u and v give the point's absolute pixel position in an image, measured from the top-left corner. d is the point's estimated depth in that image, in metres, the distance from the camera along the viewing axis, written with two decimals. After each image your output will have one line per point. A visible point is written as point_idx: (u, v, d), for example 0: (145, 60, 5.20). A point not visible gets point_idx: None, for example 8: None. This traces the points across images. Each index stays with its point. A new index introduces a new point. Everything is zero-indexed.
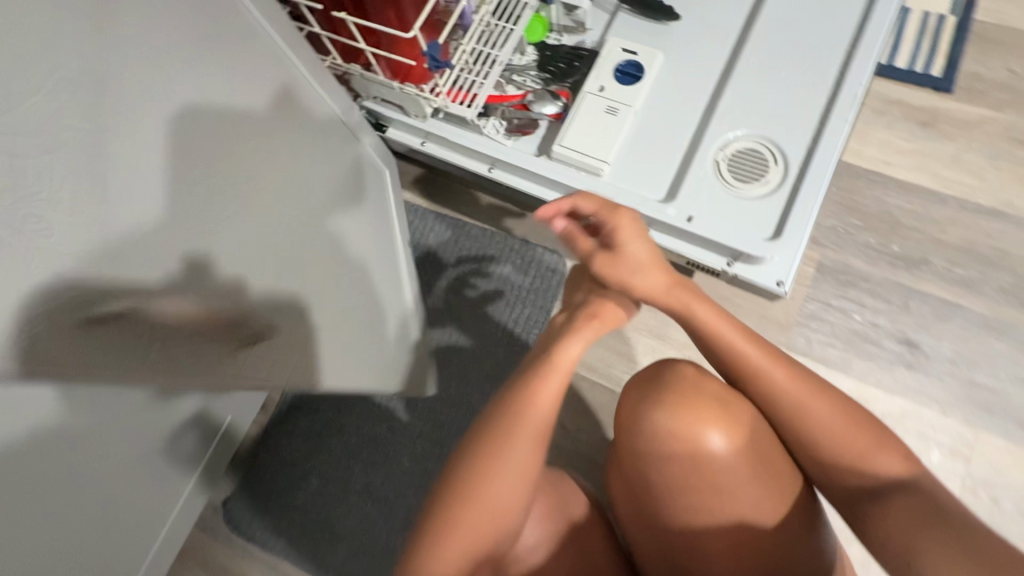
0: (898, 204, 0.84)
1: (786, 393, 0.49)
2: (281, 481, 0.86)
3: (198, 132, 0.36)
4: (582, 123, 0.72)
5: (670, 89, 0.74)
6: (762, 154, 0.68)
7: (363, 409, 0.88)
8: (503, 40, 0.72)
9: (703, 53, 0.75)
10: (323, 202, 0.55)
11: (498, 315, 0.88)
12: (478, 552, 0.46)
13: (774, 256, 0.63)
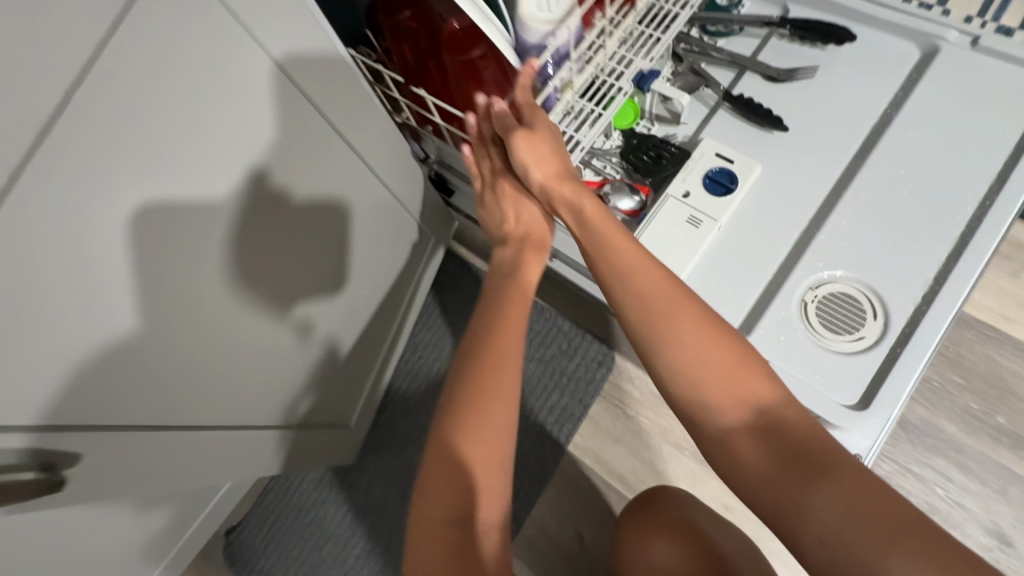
0: (1012, 368, 0.72)
1: (694, 342, 0.44)
2: (284, 525, 0.85)
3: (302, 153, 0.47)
4: (658, 230, 0.65)
5: (765, 206, 0.67)
6: (858, 305, 0.61)
7: (377, 470, 0.86)
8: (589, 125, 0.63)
9: (808, 173, 0.67)
10: (342, 252, 0.63)
11: (532, 400, 0.83)
12: (498, 448, 0.44)
13: (853, 429, 0.56)
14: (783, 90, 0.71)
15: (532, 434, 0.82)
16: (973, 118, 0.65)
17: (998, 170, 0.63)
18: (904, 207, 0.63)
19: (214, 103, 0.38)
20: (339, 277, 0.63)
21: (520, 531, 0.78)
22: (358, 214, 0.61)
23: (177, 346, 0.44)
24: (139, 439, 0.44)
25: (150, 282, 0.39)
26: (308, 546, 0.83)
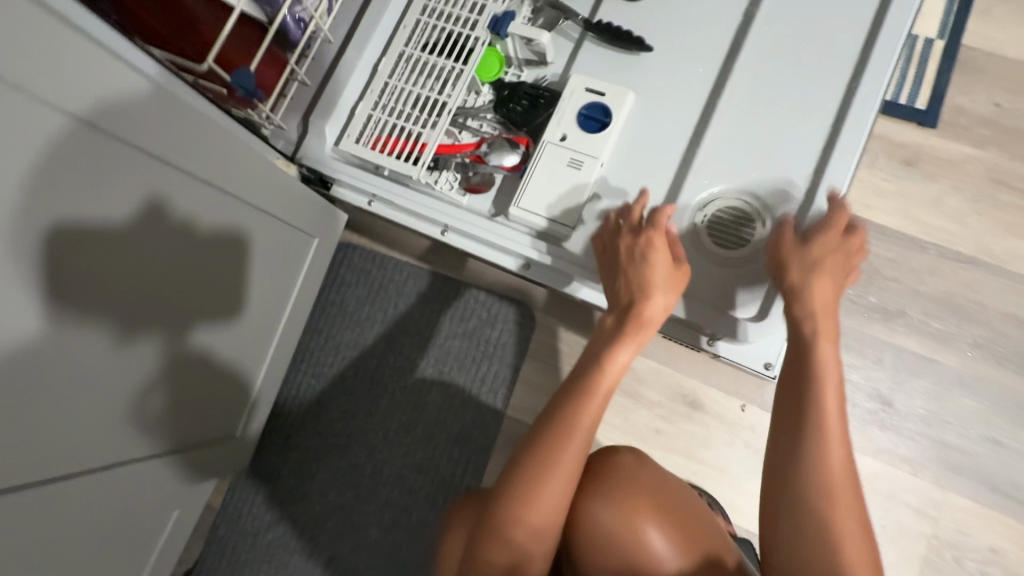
0: (876, 251, 0.80)
1: (827, 476, 0.42)
2: (242, 551, 0.83)
3: (117, 188, 0.45)
4: (544, 180, 0.65)
5: (644, 131, 0.66)
6: (746, 215, 0.62)
7: (326, 476, 0.85)
8: (453, 81, 0.67)
9: (678, 93, 0.67)
10: (218, 269, 0.60)
11: (462, 373, 0.85)
12: (549, 524, 0.47)
13: (758, 340, 0.61)
14: (645, 12, 0.70)
15: (468, 408, 0.84)
16: (825, 10, 0.65)
17: (856, 60, 0.64)
18: (773, 112, 0.64)
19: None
20: (217, 282, 0.61)
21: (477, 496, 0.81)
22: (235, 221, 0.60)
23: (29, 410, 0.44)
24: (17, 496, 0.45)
25: None
26: (271, 565, 0.82)
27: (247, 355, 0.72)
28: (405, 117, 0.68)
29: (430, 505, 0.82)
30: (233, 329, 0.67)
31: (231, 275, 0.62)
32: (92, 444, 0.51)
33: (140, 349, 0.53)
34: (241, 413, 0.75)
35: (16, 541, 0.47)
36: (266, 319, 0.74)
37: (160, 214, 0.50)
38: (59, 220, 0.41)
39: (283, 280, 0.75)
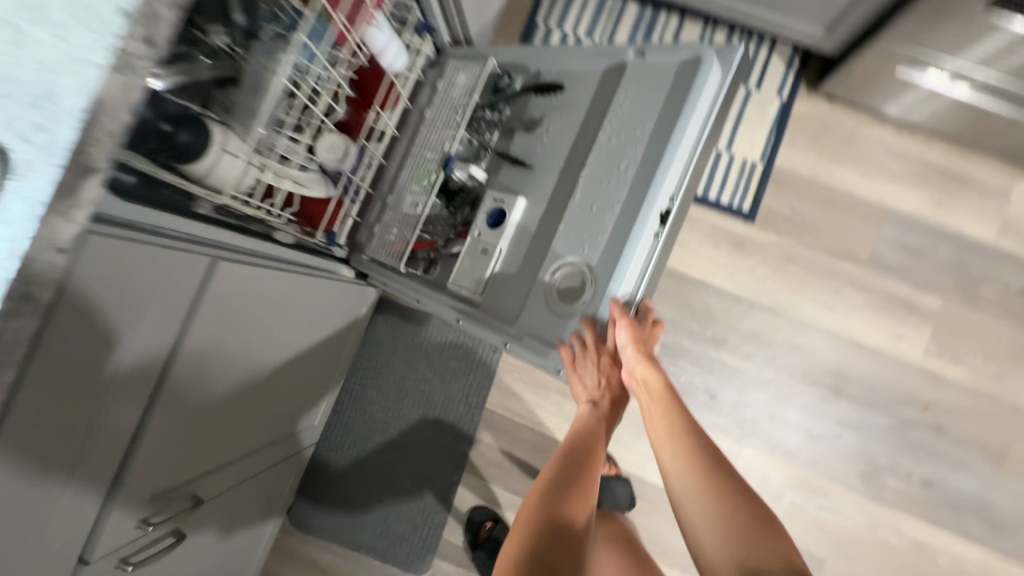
0: (713, 302, 1.28)
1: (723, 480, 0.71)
2: (320, 496, 1.31)
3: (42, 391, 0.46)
4: (465, 262, 0.93)
5: (528, 229, 0.91)
6: (575, 279, 0.81)
7: (370, 447, 1.32)
8: (421, 202, 1.00)
9: (545, 195, 0.91)
10: (150, 350, 0.57)
11: (458, 380, 1.32)
12: None
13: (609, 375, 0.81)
14: (540, 140, 0.96)
15: (462, 403, 1.31)
16: (643, 118, 0.82)
17: (669, 142, 0.77)
18: (596, 198, 0.83)
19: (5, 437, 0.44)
20: (156, 362, 0.58)
21: (467, 458, 1.30)
22: (144, 312, 0.54)
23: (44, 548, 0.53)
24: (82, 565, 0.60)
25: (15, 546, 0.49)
26: (338, 503, 1.30)
27: (213, 380, 0.71)
28: (393, 227, 1.03)
29: (439, 464, 1.30)
30: (192, 375, 0.66)
31: (162, 342, 0.59)
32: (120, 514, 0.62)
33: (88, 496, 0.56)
34: (274, 415, 0.96)
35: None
36: (222, 348, 0.70)
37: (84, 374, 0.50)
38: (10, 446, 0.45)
39: (238, 304, 0.70)
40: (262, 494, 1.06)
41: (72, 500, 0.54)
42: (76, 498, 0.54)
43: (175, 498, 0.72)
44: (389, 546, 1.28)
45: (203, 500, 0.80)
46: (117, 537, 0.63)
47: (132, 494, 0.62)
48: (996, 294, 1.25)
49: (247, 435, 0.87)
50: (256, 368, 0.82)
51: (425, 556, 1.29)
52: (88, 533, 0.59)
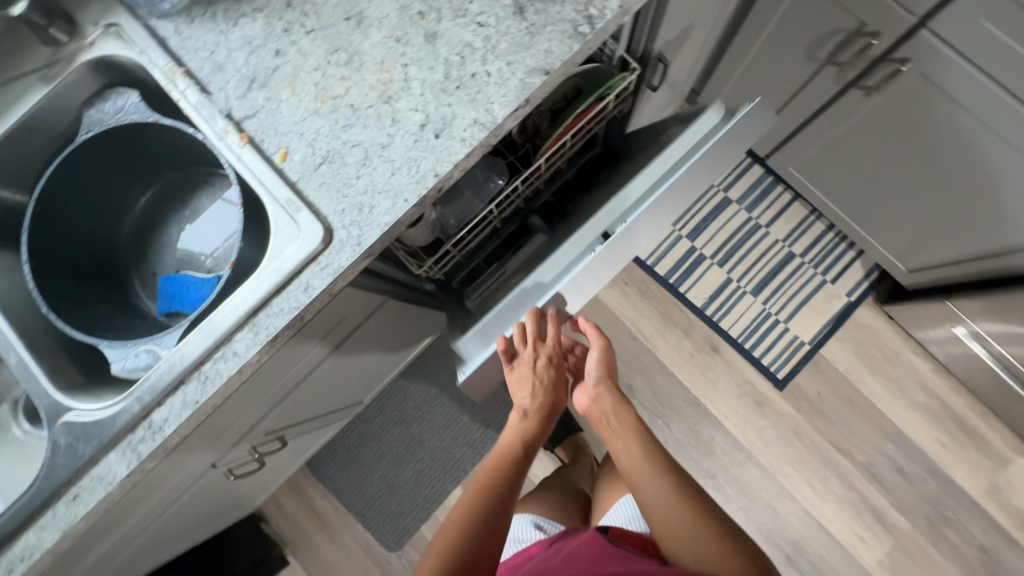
0: (718, 440, 1.45)
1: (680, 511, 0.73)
2: (339, 452, 1.52)
3: (269, 365, 0.70)
4: (482, 285, 1.00)
5: (532, 253, 0.97)
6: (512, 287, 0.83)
7: (393, 432, 1.52)
8: (495, 244, 1.04)
9: (555, 229, 0.96)
10: (323, 346, 0.81)
11: (487, 410, 1.51)
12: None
13: (475, 354, 0.78)
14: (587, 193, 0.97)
15: (480, 430, 1.51)
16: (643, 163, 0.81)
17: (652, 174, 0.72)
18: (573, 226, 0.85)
19: (238, 390, 0.68)
20: (323, 352, 0.83)
21: (464, 477, 1.49)
22: (335, 326, 0.79)
23: (207, 447, 0.77)
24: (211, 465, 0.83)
25: (198, 442, 0.73)
26: (351, 464, 1.52)
27: (338, 367, 0.95)
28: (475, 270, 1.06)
29: (441, 470, 1.50)
30: (331, 364, 0.90)
31: (331, 343, 0.83)
32: (247, 437, 0.86)
33: (243, 422, 0.80)
34: (352, 390, 1.16)
35: (211, 478, 0.87)
36: (355, 349, 0.94)
37: (290, 358, 0.75)
38: (237, 392, 0.69)
39: (378, 324, 0.94)
40: (304, 441, 1.27)
41: (236, 423, 0.78)
42: (238, 422, 0.78)
43: (275, 435, 0.96)
44: (374, 517, 1.50)
45: (286, 443, 1.01)
46: (236, 451, 0.86)
47: (261, 427, 0.86)
48: (959, 541, 1.39)
49: (329, 403, 1.10)
50: (362, 361, 1.05)
51: (398, 540, 1.48)
52: (230, 445, 0.83)
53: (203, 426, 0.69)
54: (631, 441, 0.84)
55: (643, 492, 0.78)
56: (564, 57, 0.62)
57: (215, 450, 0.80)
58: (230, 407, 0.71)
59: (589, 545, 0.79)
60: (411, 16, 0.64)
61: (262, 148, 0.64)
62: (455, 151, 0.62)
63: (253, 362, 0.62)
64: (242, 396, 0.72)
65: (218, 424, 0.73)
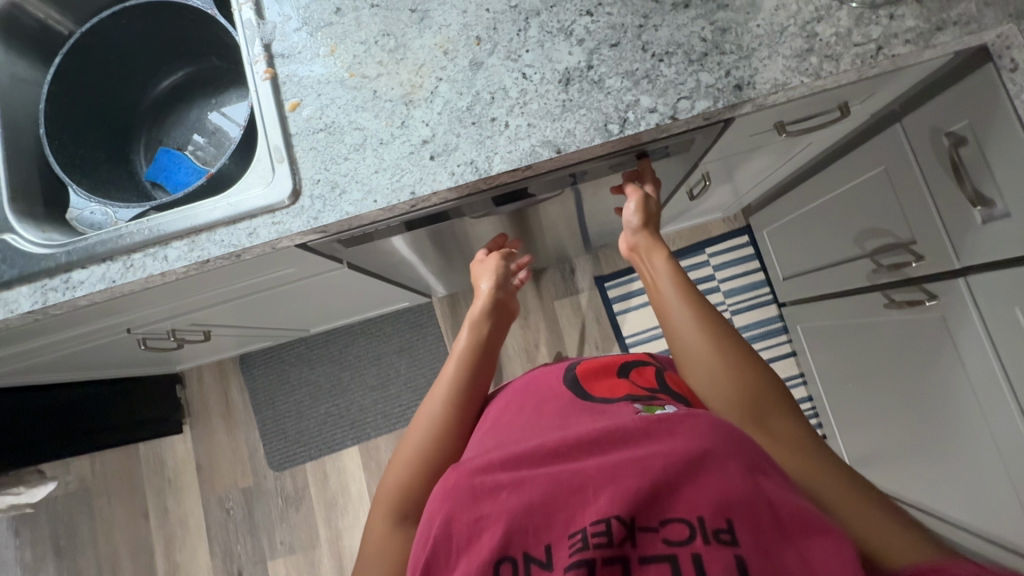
0: None
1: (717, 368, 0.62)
2: (271, 361, 1.58)
3: (199, 281, 0.73)
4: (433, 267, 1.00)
5: None
6: None
7: (325, 369, 1.57)
8: None
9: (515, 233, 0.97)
10: (267, 284, 0.84)
11: (415, 393, 1.54)
12: None
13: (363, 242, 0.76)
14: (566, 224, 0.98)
15: (401, 407, 1.54)
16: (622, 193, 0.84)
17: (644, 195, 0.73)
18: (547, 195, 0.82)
19: (158, 289, 0.71)
20: (264, 289, 0.86)
21: (365, 441, 1.53)
22: (284, 275, 0.82)
23: (122, 317, 0.81)
24: (120, 330, 0.87)
25: (111, 311, 0.76)
26: (276, 377, 1.57)
27: (282, 300, 0.98)
28: None
29: (349, 424, 1.54)
30: (272, 296, 0.93)
31: (277, 284, 0.86)
32: (166, 321, 0.90)
33: (164, 309, 0.84)
34: (294, 318, 1.20)
35: (122, 339, 0.92)
36: (302, 293, 0.97)
37: (225, 283, 0.77)
38: (160, 289, 0.72)
39: (333, 284, 0.97)
40: (239, 338, 1.31)
41: (157, 308, 0.82)
42: (161, 308, 0.82)
43: (200, 329, 1.00)
44: (273, 432, 1.55)
45: (211, 339, 1.05)
46: (153, 327, 0.90)
47: (185, 317, 0.90)
48: None
49: (267, 321, 1.15)
50: (309, 303, 1.09)
51: (282, 463, 1.54)
52: (149, 322, 0.88)
53: (118, 301, 0.72)
54: (666, 284, 0.71)
55: (667, 316, 0.69)
56: (580, 144, 0.61)
57: (130, 320, 0.84)
58: (151, 297, 0.75)
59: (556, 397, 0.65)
60: (467, 37, 0.65)
61: (281, 89, 0.66)
62: (439, 179, 0.62)
63: (174, 274, 0.65)
64: (165, 294, 0.75)
65: (137, 305, 0.77)
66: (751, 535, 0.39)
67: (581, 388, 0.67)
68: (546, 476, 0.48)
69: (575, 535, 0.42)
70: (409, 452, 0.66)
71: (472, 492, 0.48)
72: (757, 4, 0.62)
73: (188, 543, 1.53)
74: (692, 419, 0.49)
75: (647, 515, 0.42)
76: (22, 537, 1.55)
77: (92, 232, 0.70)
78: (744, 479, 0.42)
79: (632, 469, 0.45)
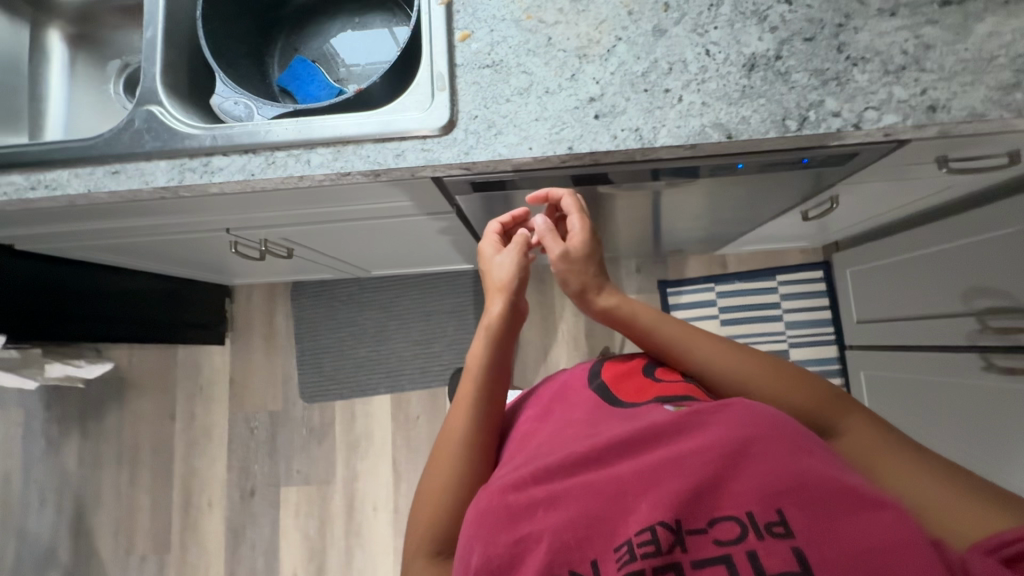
0: None
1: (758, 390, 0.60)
2: (322, 294, 1.58)
3: (322, 195, 0.73)
4: None
5: None
6: None
7: (373, 313, 1.57)
8: None
9: None
10: (375, 213, 0.84)
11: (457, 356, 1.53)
12: None
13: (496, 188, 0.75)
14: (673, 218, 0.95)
15: (440, 366, 1.54)
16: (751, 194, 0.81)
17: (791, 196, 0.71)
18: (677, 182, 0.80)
19: (284, 193, 0.70)
20: (368, 217, 0.86)
21: (398, 392, 1.53)
22: (397, 207, 0.81)
23: (233, 215, 0.81)
24: (220, 228, 0.87)
25: (226, 206, 0.76)
26: (323, 311, 1.58)
27: (369, 234, 0.98)
28: None
29: (386, 371, 1.54)
30: (369, 227, 0.92)
31: (383, 215, 0.85)
32: (264, 228, 0.90)
33: (269, 216, 0.83)
34: (368, 255, 1.20)
35: (216, 237, 0.92)
36: (395, 230, 0.96)
37: (341, 201, 0.77)
38: (284, 195, 0.72)
39: (428, 228, 0.96)
40: (303, 264, 1.31)
41: (267, 214, 0.82)
42: (269, 214, 0.82)
43: (287, 244, 1.00)
44: (310, 364, 1.56)
45: (292, 258, 1.06)
46: (250, 232, 0.91)
47: (282, 228, 0.90)
48: None
49: (344, 252, 1.15)
50: (393, 243, 1.08)
51: (314, 395, 1.55)
52: (249, 226, 0.88)
53: (240, 198, 0.72)
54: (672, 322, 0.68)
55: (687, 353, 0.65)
56: (753, 134, 0.59)
57: (236, 220, 0.84)
58: (270, 201, 0.75)
59: (579, 401, 0.62)
60: (655, 2, 0.63)
61: (453, 17, 0.64)
62: (600, 140, 0.60)
63: (310, 179, 0.64)
64: (285, 200, 0.75)
65: (253, 205, 0.77)
66: (805, 522, 0.39)
67: (603, 390, 0.63)
68: (582, 487, 0.45)
69: (621, 546, 0.40)
70: (433, 489, 0.58)
71: (507, 512, 0.45)
72: (969, 26, 0.59)
73: (208, 452, 1.56)
74: (721, 411, 0.49)
75: (695, 517, 0.41)
76: (52, 411, 1.59)
77: (230, 122, 0.70)
78: (786, 468, 0.42)
79: (673, 472, 0.44)
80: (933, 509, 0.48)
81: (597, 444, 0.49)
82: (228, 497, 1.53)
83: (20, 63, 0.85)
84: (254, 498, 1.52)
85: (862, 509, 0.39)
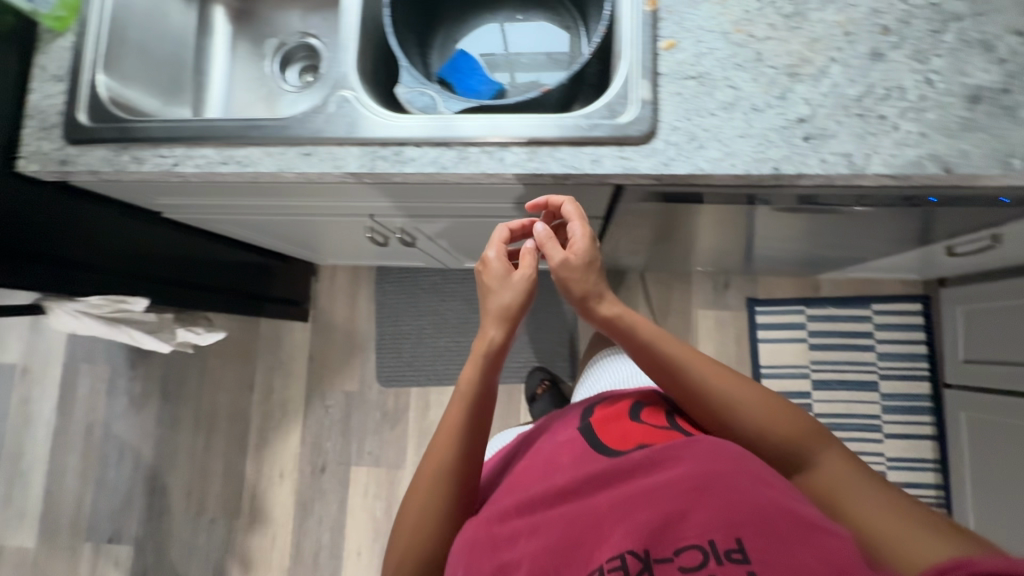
0: None
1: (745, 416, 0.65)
2: (405, 281, 1.60)
3: None
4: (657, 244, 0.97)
5: None
6: None
7: (454, 305, 1.57)
8: None
9: None
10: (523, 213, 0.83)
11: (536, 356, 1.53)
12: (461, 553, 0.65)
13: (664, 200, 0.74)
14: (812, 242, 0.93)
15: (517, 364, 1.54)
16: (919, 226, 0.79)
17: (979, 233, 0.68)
18: None
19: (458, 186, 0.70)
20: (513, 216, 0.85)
21: None
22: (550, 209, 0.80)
23: (386, 203, 0.82)
24: (365, 213, 0.88)
25: (389, 194, 0.77)
26: (405, 298, 1.59)
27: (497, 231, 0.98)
28: None
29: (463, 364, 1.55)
30: None
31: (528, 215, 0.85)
32: (404, 218, 0.90)
33: (418, 207, 0.84)
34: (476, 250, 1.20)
35: (354, 222, 0.93)
36: None
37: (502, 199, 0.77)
38: (456, 188, 0.72)
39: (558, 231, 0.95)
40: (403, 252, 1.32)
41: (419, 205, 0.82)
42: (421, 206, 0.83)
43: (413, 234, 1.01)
44: (388, 348, 1.58)
45: (412, 248, 1.06)
46: (389, 219, 0.91)
47: (421, 219, 0.91)
48: None
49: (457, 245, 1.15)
50: None
51: (390, 380, 1.57)
52: (392, 214, 0.89)
53: (411, 187, 0.73)
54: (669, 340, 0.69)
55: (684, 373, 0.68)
56: (973, 169, 0.57)
57: (384, 208, 0.85)
58: (435, 193, 0.75)
59: (569, 442, 0.69)
60: (873, 24, 0.61)
61: (658, 24, 0.63)
62: (808, 163, 0.59)
63: (500, 176, 0.64)
64: (450, 194, 0.75)
65: (414, 196, 0.77)
66: (760, 548, 0.44)
67: (590, 431, 0.69)
68: (563, 519, 0.54)
69: (595, 570, 0.48)
70: (415, 506, 0.65)
71: (494, 542, 0.55)
72: None
73: (283, 425, 1.59)
74: (688, 454, 0.57)
75: (662, 548, 0.47)
76: (137, 370, 1.64)
77: (415, 113, 0.70)
78: (743, 503, 0.48)
79: (642, 506, 0.52)
80: (892, 545, 0.54)
81: (575, 485, 0.58)
82: (300, 471, 1.56)
83: (189, 36, 0.87)
84: (324, 474, 1.55)
85: (815, 535, 0.44)
